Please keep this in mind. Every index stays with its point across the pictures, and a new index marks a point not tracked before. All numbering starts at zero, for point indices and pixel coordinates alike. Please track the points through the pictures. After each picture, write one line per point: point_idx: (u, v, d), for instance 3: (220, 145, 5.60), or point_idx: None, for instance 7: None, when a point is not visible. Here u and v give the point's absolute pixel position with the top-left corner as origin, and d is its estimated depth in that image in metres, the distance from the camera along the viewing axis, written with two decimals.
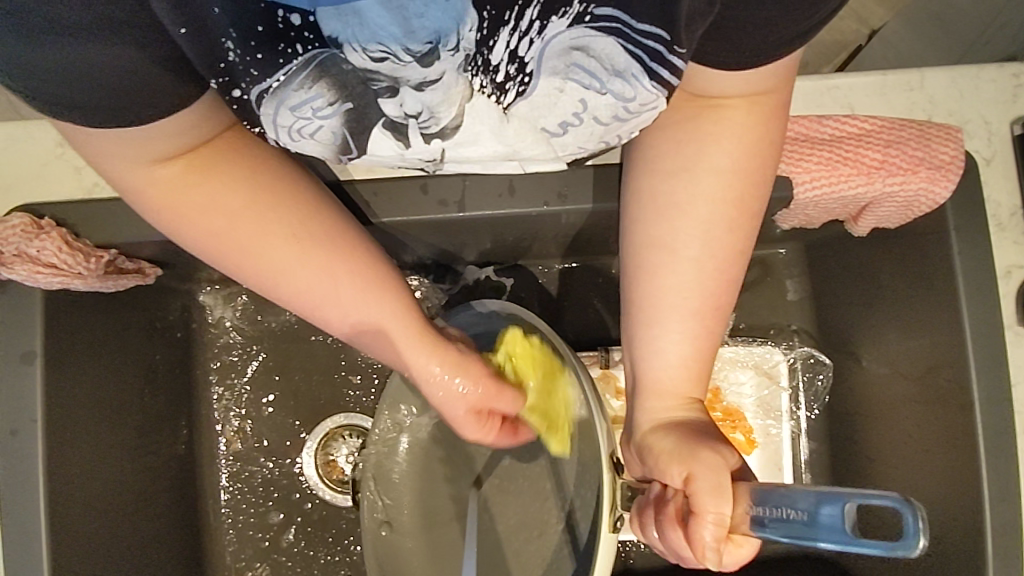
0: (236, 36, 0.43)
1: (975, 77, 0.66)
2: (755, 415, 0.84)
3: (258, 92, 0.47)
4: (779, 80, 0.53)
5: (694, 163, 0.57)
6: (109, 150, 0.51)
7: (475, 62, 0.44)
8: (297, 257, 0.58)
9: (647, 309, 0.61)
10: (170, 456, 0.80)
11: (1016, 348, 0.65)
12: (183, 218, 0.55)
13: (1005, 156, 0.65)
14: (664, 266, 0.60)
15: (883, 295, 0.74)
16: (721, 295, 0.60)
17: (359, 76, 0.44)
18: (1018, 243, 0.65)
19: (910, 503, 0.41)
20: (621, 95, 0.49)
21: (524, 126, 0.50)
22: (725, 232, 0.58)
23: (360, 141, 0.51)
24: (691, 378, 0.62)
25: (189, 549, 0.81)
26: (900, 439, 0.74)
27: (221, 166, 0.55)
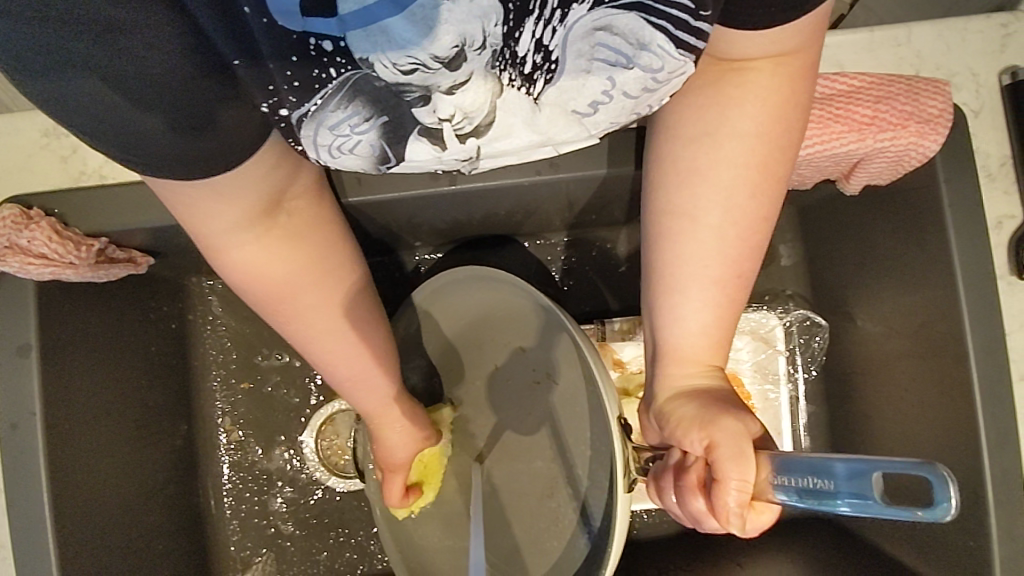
0: (273, 66, 0.40)
1: (961, 30, 0.66)
2: (753, 379, 0.85)
3: (297, 117, 0.44)
4: (804, 39, 0.51)
5: (717, 129, 0.57)
6: (205, 207, 0.50)
7: (503, 56, 0.41)
8: (332, 332, 0.63)
9: (669, 278, 0.62)
10: (172, 447, 0.80)
11: (1010, 298, 0.65)
12: (249, 275, 0.56)
13: (994, 107, 0.65)
14: (686, 234, 0.60)
15: (876, 255, 0.75)
16: (744, 263, 0.60)
17: (393, 90, 0.42)
18: (1008, 193, 0.65)
19: (938, 468, 0.40)
20: (649, 68, 0.46)
21: (555, 112, 0.47)
22: (748, 199, 0.58)
23: (398, 150, 0.48)
24: (713, 347, 0.62)
25: (196, 538, 0.81)
26: (897, 396, 0.75)
27: (299, 235, 0.57)
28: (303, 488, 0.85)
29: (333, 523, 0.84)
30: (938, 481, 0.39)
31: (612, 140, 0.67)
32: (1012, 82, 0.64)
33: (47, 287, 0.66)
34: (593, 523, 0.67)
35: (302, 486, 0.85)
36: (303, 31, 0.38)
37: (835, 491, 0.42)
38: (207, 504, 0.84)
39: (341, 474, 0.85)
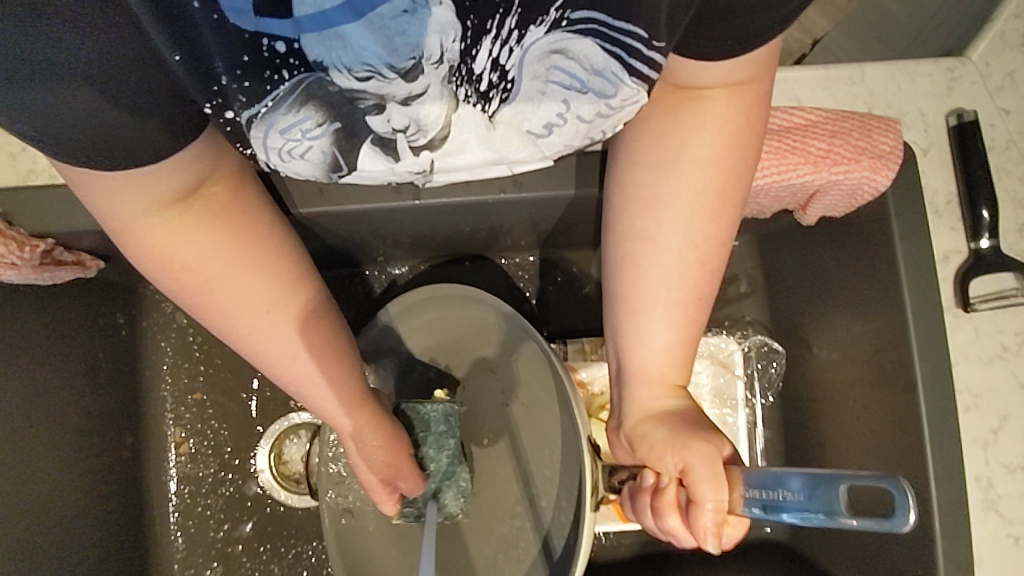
0: (222, 65, 0.42)
1: (912, 71, 0.68)
2: (712, 403, 0.86)
3: (247, 117, 0.46)
4: (757, 70, 0.54)
5: (676, 156, 0.58)
6: (107, 189, 0.48)
7: (459, 73, 0.45)
8: (275, 300, 0.59)
9: (631, 301, 0.62)
10: (114, 458, 0.77)
11: (955, 329, 0.68)
12: (165, 262, 0.54)
13: (941, 146, 0.68)
14: (647, 257, 0.61)
15: (831, 284, 0.77)
16: (704, 286, 0.61)
17: (346, 96, 0.45)
18: (954, 229, 0.68)
19: (897, 480, 0.42)
20: (603, 93, 0.50)
21: (510, 132, 0.51)
22: (707, 223, 0.59)
23: (350, 158, 0.51)
24: (676, 367, 0.63)
25: (135, 557, 0.77)
26: (850, 424, 0.77)
27: (208, 214, 0.53)
28: (253, 506, 0.82)
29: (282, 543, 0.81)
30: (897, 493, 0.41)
31: (578, 162, 0.67)
32: (958, 124, 0.67)
33: None
34: (553, 549, 0.68)
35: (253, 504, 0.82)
36: (257, 32, 0.40)
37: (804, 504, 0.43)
38: (150, 519, 0.80)
39: (294, 489, 0.82)
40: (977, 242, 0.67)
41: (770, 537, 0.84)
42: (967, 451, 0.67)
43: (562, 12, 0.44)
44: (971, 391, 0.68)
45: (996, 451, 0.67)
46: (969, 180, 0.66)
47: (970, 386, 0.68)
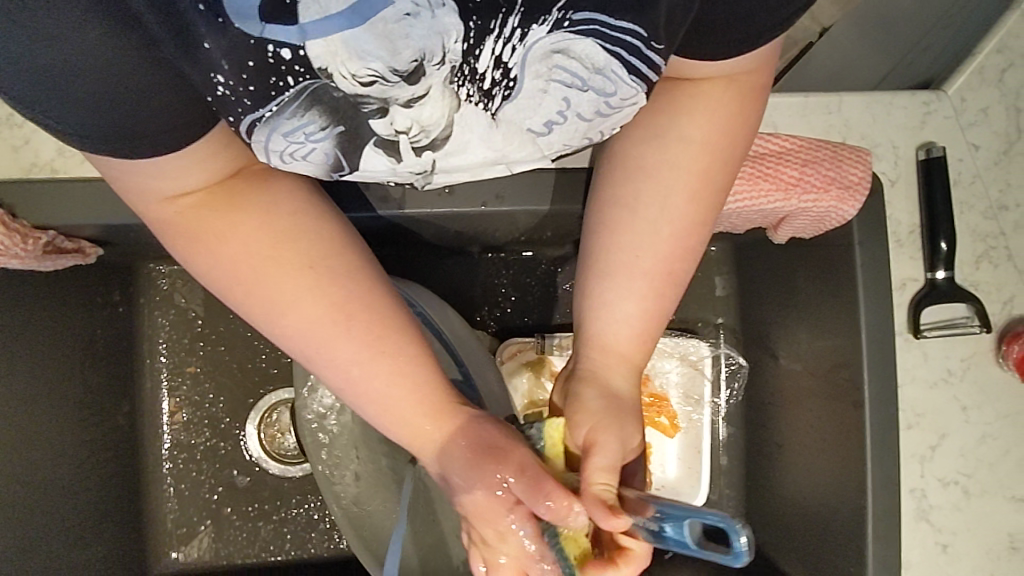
0: (227, 67, 0.42)
1: (888, 103, 0.71)
2: (679, 400, 0.92)
3: (249, 122, 0.46)
4: (756, 62, 0.55)
5: (666, 133, 0.59)
6: (146, 174, 0.48)
7: (461, 72, 0.44)
8: (308, 286, 0.53)
9: (604, 266, 0.64)
10: (111, 427, 0.82)
11: (905, 353, 0.72)
12: (227, 262, 0.52)
13: (908, 178, 0.71)
14: (625, 227, 0.62)
15: (797, 297, 0.81)
16: (676, 264, 0.63)
17: (350, 101, 0.45)
18: (914, 258, 0.71)
19: (732, 518, 0.46)
20: (603, 91, 0.50)
21: (512, 131, 0.50)
22: (685, 203, 0.61)
23: (352, 159, 0.51)
24: (636, 338, 0.65)
25: (130, 518, 0.83)
26: (803, 430, 0.82)
27: (244, 197, 0.52)
28: (244, 473, 0.88)
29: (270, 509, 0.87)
30: (731, 531, 0.46)
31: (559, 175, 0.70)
32: (926, 159, 0.70)
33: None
34: None
35: (244, 471, 0.88)
36: (262, 37, 0.40)
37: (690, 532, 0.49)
38: (144, 483, 0.85)
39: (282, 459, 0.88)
40: (933, 272, 0.70)
41: None
42: (905, 465, 0.72)
43: (564, 12, 0.43)
44: (915, 410, 0.72)
45: (932, 466, 0.72)
46: (931, 213, 0.70)
47: (914, 405, 0.72)
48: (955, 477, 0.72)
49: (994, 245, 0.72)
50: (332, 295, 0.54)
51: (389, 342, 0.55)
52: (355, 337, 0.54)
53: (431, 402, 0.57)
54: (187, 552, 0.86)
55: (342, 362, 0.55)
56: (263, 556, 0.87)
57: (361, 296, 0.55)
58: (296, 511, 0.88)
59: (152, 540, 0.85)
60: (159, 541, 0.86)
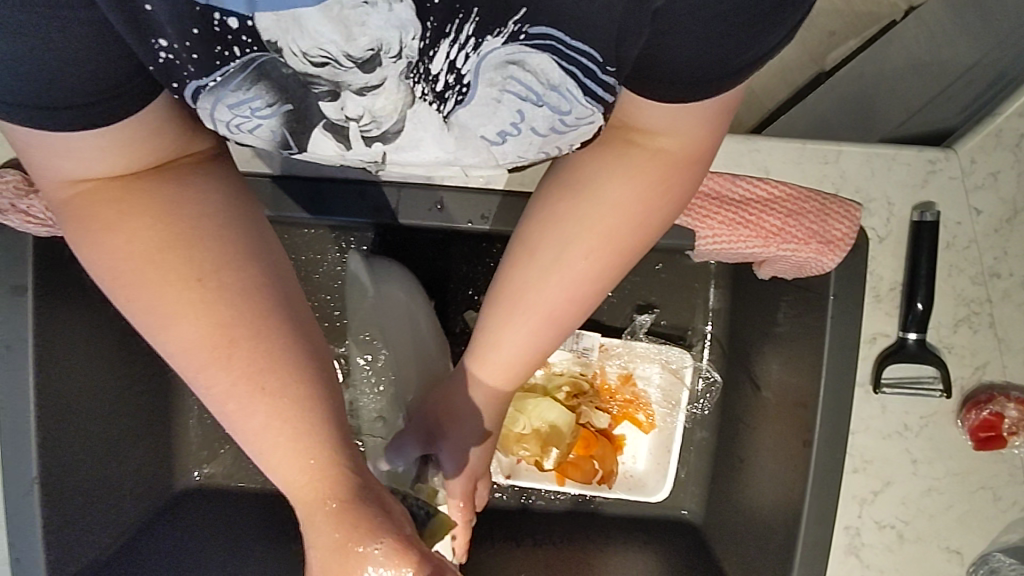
0: (172, 33, 0.44)
1: (890, 159, 0.70)
2: (658, 402, 0.98)
3: (193, 88, 0.48)
4: (687, 127, 0.56)
5: (584, 187, 0.62)
6: (54, 150, 0.48)
7: (417, 70, 0.48)
8: (189, 301, 0.50)
9: (504, 300, 0.68)
10: (147, 361, 0.94)
11: (862, 403, 0.74)
12: (114, 256, 0.50)
13: (899, 236, 0.71)
14: (522, 266, 0.66)
15: (775, 328, 0.83)
16: (562, 313, 0.67)
17: (300, 80, 0.48)
18: (889, 314, 0.72)
19: None
20: (557, 108, 0.54)
21: (463, 132, 0.56)
22: (581, 258, 0.64)
23: (301, 141, 0.56)
24: (522, 366, 0.71)
25: (159, 438, 0.97)
26: (763, 452, 0.86)
27: (143, 196, 0.51)
28: None
29: None
30: None
31: None
32: (920, 222, 0.69)
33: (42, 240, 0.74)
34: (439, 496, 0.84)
35: None
36: (209, 5, 0.43)
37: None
38: (174, 410, 0.99)
39: None
40: (905, 332, 0.72)
41: (684, 518, 0.99)
42: (844, 504, 0.76)
43: (520, 26, 0.46)
44: (863, 456, 0.75)
45: (870, 508, 0.76)
46: (913, 275, 0.70)
47: (863, 451, 0.75)
48: (892, 522, 0.76)
49: (978, 311, 0.72)
50: (212, 312, 0.50)
51: (262, 367, 0.50)
52: (227, 362, 0.50)
53: (303, 443, 0.51)
54: (208, 470, 1.00)
55: (217, 378, 0.51)
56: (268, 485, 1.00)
57: (245, 324, 0.51)
58: None
59: (179, 457, 0.99)
60: (185, 459, 1.00)
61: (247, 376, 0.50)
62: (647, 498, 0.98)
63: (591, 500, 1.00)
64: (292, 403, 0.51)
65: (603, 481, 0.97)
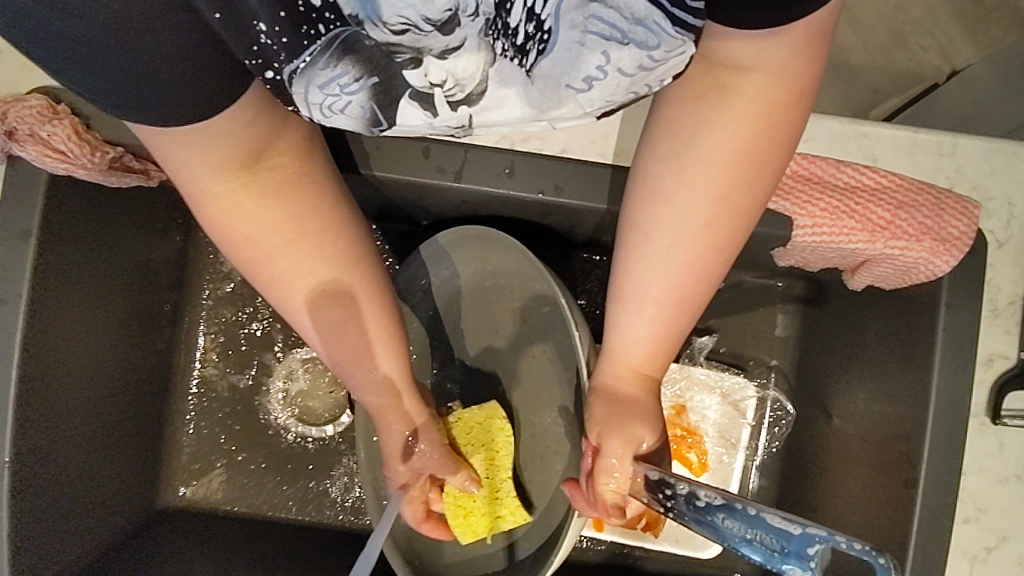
0: (265, 18, 0.42)
1: (1009, 156, 0.64)
2: (714, 440, 0.83)
3: (288, 73, 0.45)
4: (779, 58, 0.47)
5: (686, 152, 0.54)
6: (198, 153, 0.49)
7: (496, 26, 0.41)
8: (326, 276, 0.59)
9: (618, 289, 0.60)
10: (149, 350, 0.82)
11: (977, 437, 0.63)
12: (241, 238, 0.55)
13: (1019, 242, 0.64)
14: (639, 250, 0.58)
15: (864, 352, 0.73)
16: (689, 289, 0.58)
17: (383, 50, 0.43)
18: (1008, 333, 0.64)
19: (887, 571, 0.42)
20: (644, 44, 0.45)
21: (551, 89, 0.47)
22: (701, 228, 0.55)
23: (389, 113, 0.48)
24: (648, 359, 0.61)
25: (147, 440, 0.83)
26: (842, 499, 0.73)
27: (276, 184, 0.54)
28: (252, 428, 0.86)
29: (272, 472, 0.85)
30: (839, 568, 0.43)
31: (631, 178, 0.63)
32: None
33: (59, 180, 0.66)
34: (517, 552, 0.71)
35: (252, 426, 0.86)
36: None
37: (727, 537, 0.47)
38: (168, 411, 0.85)
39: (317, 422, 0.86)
40: None
41: None
42: (953, 562, 0.63)
43: None
44: (976, 503, 0.63)
45: (984, 570, 0.63)
46: None
47: (976, 497, 0.63)
48: None
49: None
50: (348, 281, 0.60)
51: (383, 351, 0.64)
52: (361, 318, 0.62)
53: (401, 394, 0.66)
54: (193, 490, 0.84)
55: (326, 347, 0.62)
56: (247, 509, 0.84)
57: (369, 299, 0.62)
58: (293, 475, 0.85)
59: (165, 467, 0.85)
60: (171, 469, 0.85)
61: (376, 346, 0.64)
62: (696, 554, 0.82)
63: (630, 553, 0.86)
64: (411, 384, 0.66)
65: (649, 529, 0.79)
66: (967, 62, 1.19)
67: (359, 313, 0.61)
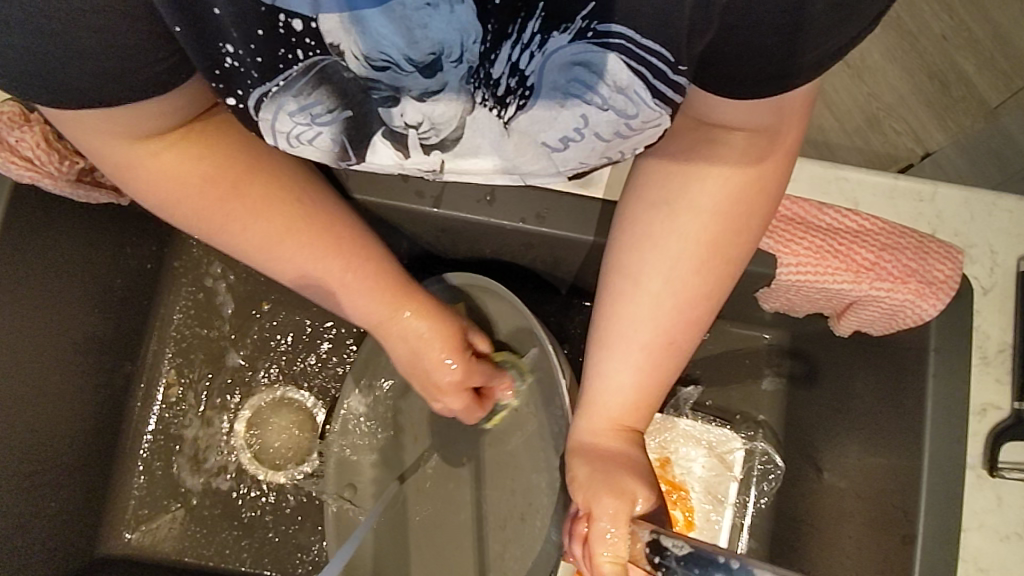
0: (238, 35, 0.40)
1: (989, 204, 0.65)
2: (700, 496, 0.76)
3: (256, 97, 0.44)
4: (772, 122, 0.47)
5: (676, 200, 0.53)
6: (114, 126, 0.47)
7: (478, 75, 0.42)
8: (291, 218, 0.58)
9: (600, 336, 0.58)
10: (106, 381, 0.78)
11: (975, 490, 0.61)
12: (183, 193, 0.54)
13: (1004, 289, 0.63)
14: (627, 297, 0.56)
15: (853, 403, 0.71)
16: (677, 336, 0.56)
17: (360, 85, 0.43)
18: (999, 381, 0.62)
19: None
20: (623, 112, 0.46)
21: (524, 142, 0.48)
22: (692, 273, 0.54)
23: (359, 149, 0.49)
24: (630, 410, 0.58)
25: (93, 479, 0.77)
26: (838, 560, 0.69)
27: (212, 137, 0.53)
28: (208, 470, 0.79)
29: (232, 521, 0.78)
30: None
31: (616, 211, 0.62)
32: None
33: (22, 189, 0.64)
34: None
35: (207, 468, 0.79)
36: (273, 6, 0.38)
37: None
38: (119, 450, 0.79)
39: (279, 466, 0.79)
40: (1021, 401, 0.60)
41: None
42: None
43: (588, 22, 0.39)
44: (978, 563, 0.59)
45: None
46: None
47: (978, 556, 0.60)
48: None
49: None
50: (314, 220, 0.59)
51: (364, 288, 0.63)
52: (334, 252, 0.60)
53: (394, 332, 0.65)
54: (139, 536, 0.78)
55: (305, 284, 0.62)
56: (198, 560, 0.77)
57: (337, 233, 0.60)
58: (250, 523, 0.78)
59: (110, 510, 0.78)
60: (117, 513, 0.78)
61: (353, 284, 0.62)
62: None
63: None
64: (404, 282, 0.65)
65: None
66: (938, 146, 1.22)
67: (335, 244, 0.60)
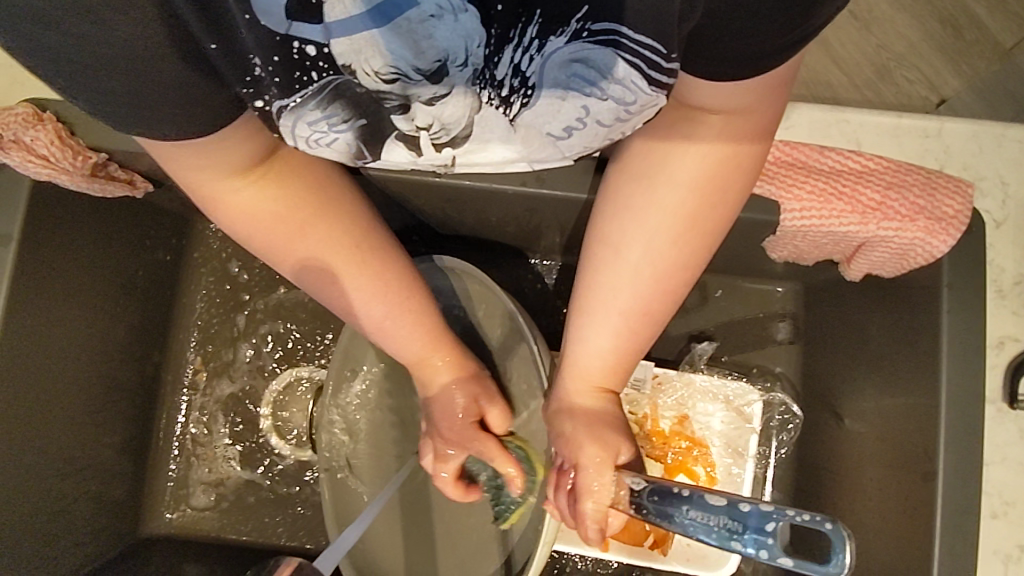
0: (258, 60, 0.41)
1: (998, 136, 0.64)
2: (720, 450, 0.76)
3: (277, 109, 0.45)
4: (755, 104, 0.46)
5: (656, 174, 0.53)
6: (201, 164, 0.50)
7: (483, 77, 0.42)
8: (349, 261, 0.58)
9: (582, 302, 0.58)
10: (136, 370, 0.81)
11: (996, 423, 0.60)
12: (257, 227, 0.55)
13: (1017, 221, 0.62)
14: (607, 266, 0.56)
15: (868, 346, 0.71)
16: (654, 303, 0.56)
17: (373, 97, 0.44)
18: (1016, 314, 0.62)
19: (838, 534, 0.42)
20: (622, 100, 0.45)
21: (532, 134, 0.48)
22: (669, 245, 0.54)
23: (374, 149, 0.50)
24: (609, 373, 0.59)
25: (130, 463, 0.80)
26: (862, 503, 0.69)
27: (288, 174, 0.54)
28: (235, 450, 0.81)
29: (264, 497, 0.80)
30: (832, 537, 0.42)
31: None
32: None
33: (42, 187, 0.67)
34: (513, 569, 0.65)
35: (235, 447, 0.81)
36: (288, 34, 0.39)
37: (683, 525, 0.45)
38: (154, 435, 0.82)
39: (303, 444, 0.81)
40: None
41: None
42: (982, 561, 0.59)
43: (583, 23, 0.40)
44: (1003, 495, 0.59)
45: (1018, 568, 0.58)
46: None
47: (1002, 489, 0.60)
48: None
49: None
50: (371, 263, 0.59)
51: (406, 321, 0.61)
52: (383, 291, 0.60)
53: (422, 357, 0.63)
54: (178, 517, 0.81)
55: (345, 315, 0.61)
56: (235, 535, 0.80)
57: (391, 281, 0.60)
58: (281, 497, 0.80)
59: (149, 493, 0.81)
60: (156, 495, 0.81)
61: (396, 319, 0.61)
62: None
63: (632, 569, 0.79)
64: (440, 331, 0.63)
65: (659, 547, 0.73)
66: (955, 92, 1.19)
67: (383, 284, 0.60)
